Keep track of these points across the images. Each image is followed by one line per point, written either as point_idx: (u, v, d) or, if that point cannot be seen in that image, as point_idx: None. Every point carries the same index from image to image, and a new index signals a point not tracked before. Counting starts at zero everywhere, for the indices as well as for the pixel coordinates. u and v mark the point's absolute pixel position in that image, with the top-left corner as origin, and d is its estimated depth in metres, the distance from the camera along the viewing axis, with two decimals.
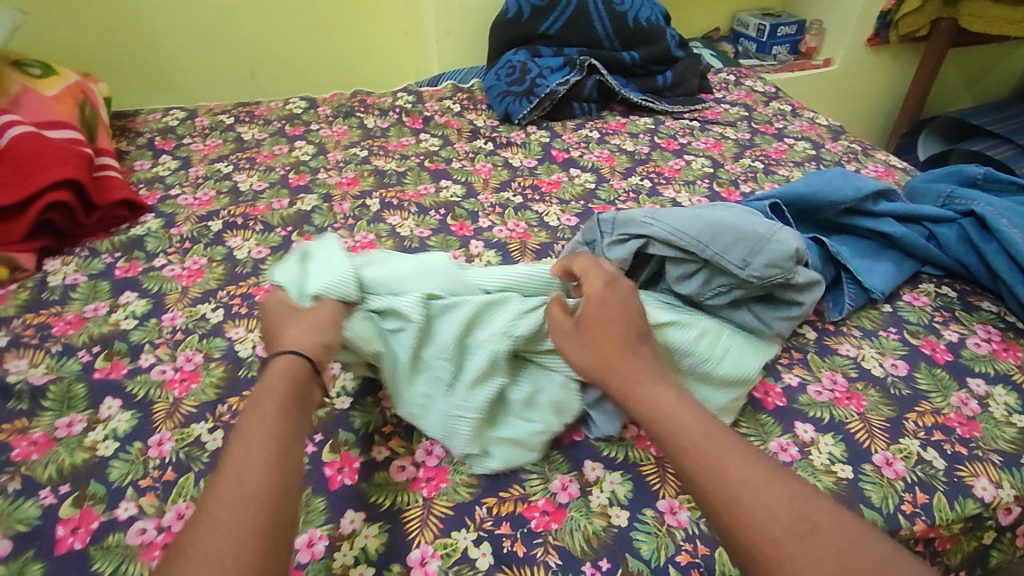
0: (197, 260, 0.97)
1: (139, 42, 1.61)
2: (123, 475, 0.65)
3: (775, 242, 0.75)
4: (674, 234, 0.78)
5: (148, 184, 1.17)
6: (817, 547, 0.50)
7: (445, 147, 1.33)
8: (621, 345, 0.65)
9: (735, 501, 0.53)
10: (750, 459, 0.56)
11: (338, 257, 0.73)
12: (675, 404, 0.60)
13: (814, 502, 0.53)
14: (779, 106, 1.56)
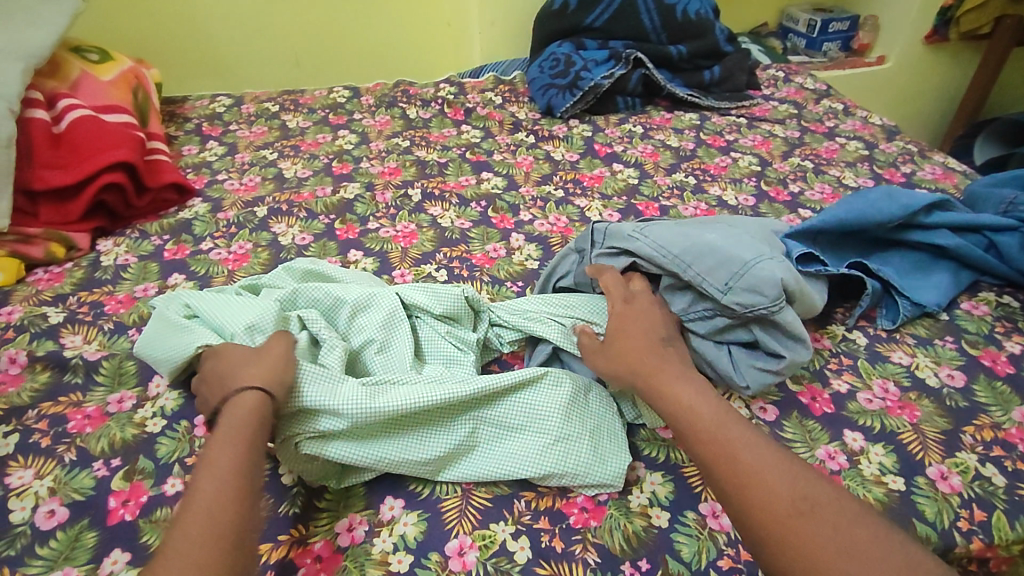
0: (243, 245, 0.99)
1: (190, 30, 1.65)
2: (170, 452, 0.67)
3: (759, 268, 0.71)
4: (660, 251, 0.76)
5: (195, 169, 1.20)
6: (822, 528, 0.51)
7: (487, 139, 1.33)
8: (648, 351, 0.67)
9: (745, 484, 0.55)
10: (762, 445, 0.57)
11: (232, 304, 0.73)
12: (693, 395, 0.62)
13: (821, 486, 0.55)
14: (830, 104, 1.51)
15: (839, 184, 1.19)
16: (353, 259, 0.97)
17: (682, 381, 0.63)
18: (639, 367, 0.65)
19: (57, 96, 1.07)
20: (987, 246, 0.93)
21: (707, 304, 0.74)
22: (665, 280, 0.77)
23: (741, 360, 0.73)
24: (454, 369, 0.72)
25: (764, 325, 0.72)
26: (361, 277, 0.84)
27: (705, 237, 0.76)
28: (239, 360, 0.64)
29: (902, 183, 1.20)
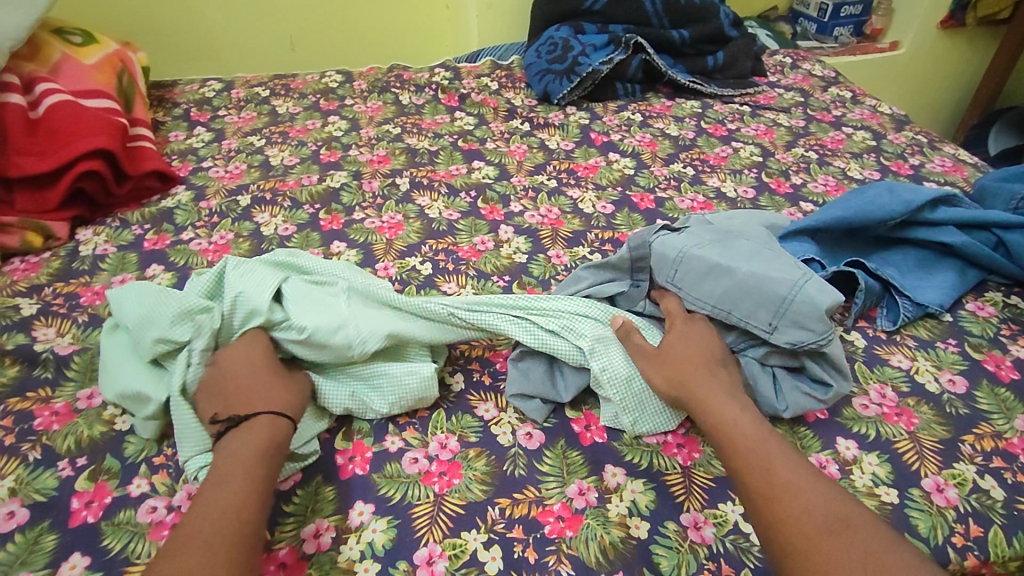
0: (224, 235, 0.97)
1: (181, 13, 1.61)
2: (138, 451, 0.65)
3: (801, 302, 0.67)
4: (697, 303, 0.73)
5: (181, 155, 1.17)
6: (851, 546, 0.49)
7: (480, 126, 1.29)
8: (699, 363, 0.66)
9: (777, 496, 0.53)
10: (799, 464, 0.56)
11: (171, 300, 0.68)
12: (735, 411, 0.61)
13: (854, 508, 0.52)
14: (838, 92, 1.45)
15: (843, 176, 1.15)
16: (335, 251, 0.94)
17: (726, 395, 0.62)
18: (685, 377, 0.64)
19: (35, 80, 1.04)
20: (995, 244, 0.88)
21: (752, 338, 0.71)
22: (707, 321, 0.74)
23: (785, 384, 0.70)
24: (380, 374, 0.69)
25: (812, 353, 0.70)
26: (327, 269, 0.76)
27: (737, 272, 0.71)
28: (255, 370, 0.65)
29: (910, 176, 1.16)
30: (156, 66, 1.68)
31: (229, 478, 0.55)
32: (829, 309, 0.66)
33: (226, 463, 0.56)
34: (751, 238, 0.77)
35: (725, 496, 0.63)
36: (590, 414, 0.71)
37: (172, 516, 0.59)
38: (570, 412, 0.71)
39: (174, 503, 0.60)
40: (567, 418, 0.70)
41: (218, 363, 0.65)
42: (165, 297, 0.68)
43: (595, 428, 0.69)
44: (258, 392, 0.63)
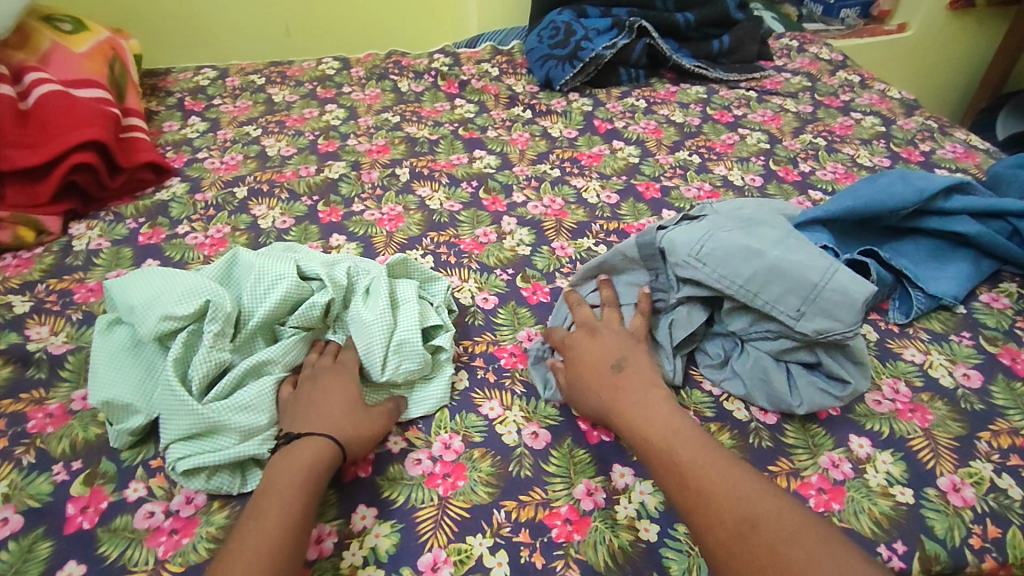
0: (221, 229, 0.95)
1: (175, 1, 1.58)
2: (135, 453, 0.63)
3: (833, 290, 0.65)
4: (723, 280, 0.69)
5: (175, 146, 1.14)
6: (764, 548, 0.49)
7: (481, 114, 1.26)
8: (605, 373, 0.66)
9: (693, 510, 0.53)
10: (717, 471, 0.55)
11: (172, 284, 0.68)
12: (655, 417, 0.61)
13: (767, 502, 0.52)
14: (846, 77, 1.43)
15: (853, 163, 1.13)
16: (335, 244, 0.93)
17: (641, 404, 0.62)
18: (597, 392, 0.65)
19: (25, 69, 1.01)
20: (1010, 233, 0.86)
21: (771, 326, 0.69)
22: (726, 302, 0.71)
23: (800, 380, 0.68)
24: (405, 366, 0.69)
25: (831, 348, 0.67)
26: (381, 286, 0.73)
27: (768, 253, 0.68)
28: (342, 392, 0.65)
29: (921, 163, 1.13)
30: (150, 55, 1.65)
31: (268, 503, 0.54)
32: (862, 300, 0.64)
33: (269, 484, 0.56)
34: (776, 224, 0.74)
35: None
36: None
37: (171, 521, 0.58)
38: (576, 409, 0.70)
39: (172, 508, 0.59)
40: (573, 416, 0.70)
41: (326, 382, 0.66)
42: (177, 281, 0.68)
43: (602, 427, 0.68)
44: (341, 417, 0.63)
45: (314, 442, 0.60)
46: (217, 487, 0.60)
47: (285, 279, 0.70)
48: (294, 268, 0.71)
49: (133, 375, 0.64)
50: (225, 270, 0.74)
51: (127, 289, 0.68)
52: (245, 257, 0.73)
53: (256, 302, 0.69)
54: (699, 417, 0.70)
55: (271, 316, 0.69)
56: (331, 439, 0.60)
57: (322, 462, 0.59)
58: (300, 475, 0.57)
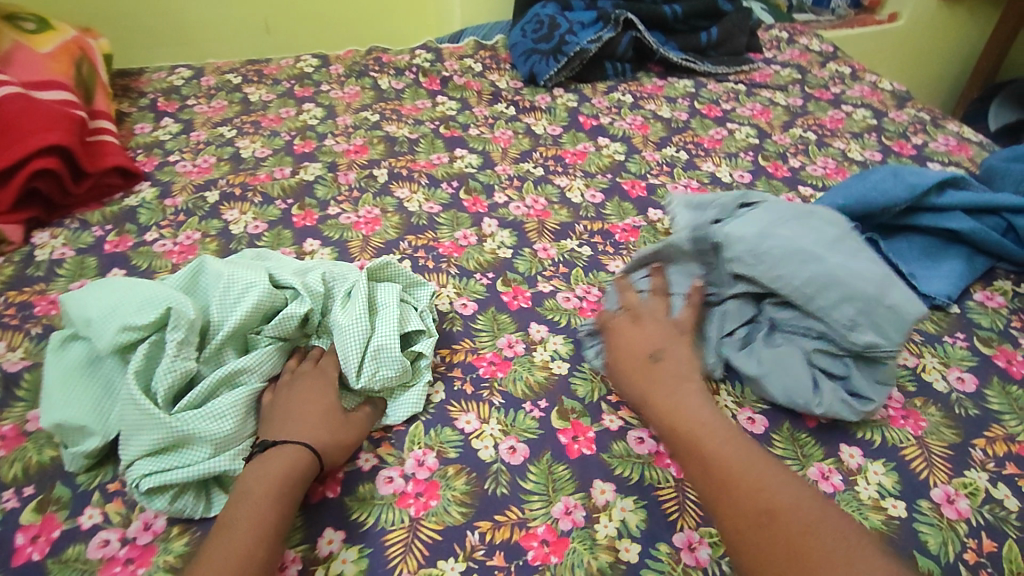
0: (191, 235, 0.92)
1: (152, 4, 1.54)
2: (91, 477, 0.60)
3: (888, 304, 0.66)
4: (780, 280, 0.69)
5: (146, 149, 1.11)
6: (786, 535, 0.49)
7: (464, 111, 1.23)
8: (643, 362, 0.65)
9: (717, 497, 0.53)
10: (744, 459, 0.54)
11: (133, 296, 0.65)
12: (688, 406, 0.60)
13: (791, 492, 0.52)
14: (837, 68, 1.40)
15: (843, 158, 1.10)
16: (309, 249, 0.89)
17: (675, 393, 0.62)
18: (636, 379, 0.65)
19: None
20: (1005, 229, 0.84)
21: (814, 324, 0.68)
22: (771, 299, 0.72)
23: (825, 384, 0.66)
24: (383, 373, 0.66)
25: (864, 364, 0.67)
26: (360, 291, 0.71)
27: (828, 261, 0.69)
28: (319, 400, 0.64)
29: (913, 156, 1.11)
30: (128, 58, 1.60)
31: (243, 513, 0.54)
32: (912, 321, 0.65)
33: (241, 496, 0.55)
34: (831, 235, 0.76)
35: None
36: (577, 424, 0.68)
37: (126, 550, 0.55)
38: (557, 421, 0.68)
39: (128, 535, 0.56)
40: (553, 429, 0.68)
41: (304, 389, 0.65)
42: (139, 292, 0.65)
43: (583, 439, 0.66)
44: (316, 426, 0.61)
45: (286, 453, 0.58)
46: (179, 509, 0.57)
47: (257, 287, 0.67)
48: (266, 277, 0.68)
49: (89, 396, 0.62)
50: (190, 278, 0.70)
51: (84, 303, 0.65)
52: (211, 265, 0.70)
53: (224, 312, 0.66)
54: None
55: (243, 326, 0.65)
56: (303, 447, 0.59)
57: (301, 473, 0.58)
58: (273, 486, 0.56)
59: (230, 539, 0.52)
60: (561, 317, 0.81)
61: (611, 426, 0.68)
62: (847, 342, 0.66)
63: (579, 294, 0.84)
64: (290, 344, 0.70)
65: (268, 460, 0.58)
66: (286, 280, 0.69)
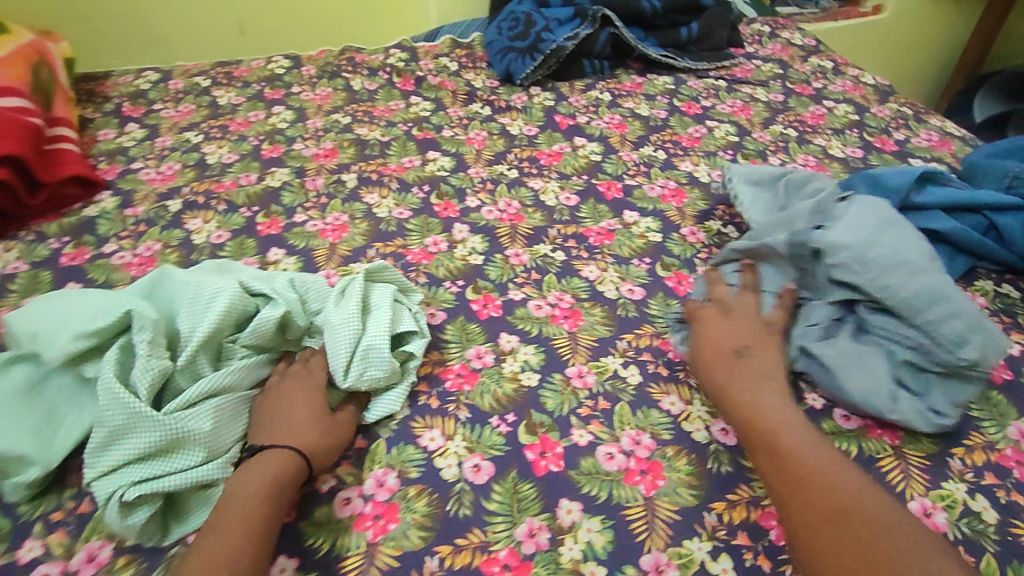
0: (151, 246, 0.89)
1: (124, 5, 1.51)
2: (33, 506, 0.58)
3: (988, 327, 0.66)
4: (883, 290, 0.68)
5: (109, 156, 1.08)
6: (853, 538, 0.50)
7: (438, 112, 1.20)
8: (729, 360, 0.66)
9: (789, 492, 0.55)
10: (822, 462, 0.56)
11: (91, 307, 0.63)
12: (770, 405, 0.61)
13: (862, 496, 0.53)
14: (819, 63, 1.38)
15: (824, 155, 1.08)
16: (273, 259, 0.87)
17: (759, 391, 0.63)
18: (721, 376, 0.65)
19: None
20: (987, 228, 0.82)
21: (911, 334, 0.67)
22: (863, 305, 0.70)
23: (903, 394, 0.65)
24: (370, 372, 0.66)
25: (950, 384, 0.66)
26: (354, 291, 0.71)
27: (933, 276, 0.69)
28: (305, 403, 0.64)
29: (895, 152, 1.09)
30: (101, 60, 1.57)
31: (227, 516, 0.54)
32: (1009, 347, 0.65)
33: (230, 499, 0.56)
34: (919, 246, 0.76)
35: (691, 530, 0.58)
36: (546, 439, 0.66)
37: None
38: (524, 436, 0.66)
39: (70, 568, 0.54)
40: (520, 444, 0.65)
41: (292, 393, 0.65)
42: (100, 304, 0.63)
43: (550, 455, 0.64)
44: (302, 430, 0.61)
45: (274, 457, 0.59)
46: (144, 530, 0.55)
47: (230, 292, 0.66)
48: (235, 284, 0.68)
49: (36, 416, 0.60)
50: (150, 287, 0.68)
51: (34, 316, 0.63)
52: (174, 273, 0.69)
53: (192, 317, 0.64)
54: (655, 441, 0.65)
55: (215, 334, 0.64)
56: (292, 451, 0.59)
57: (290, 477, 0.58)
58: (261, 489, 0.56)
59: (216, 540, 0.52)
60: (532, 326, 0.78)
61: (580, 441, 0.65)
62: (944, 356, 0.65)
63: (551, 301, 0.81)
64: (271, 351, 0.70)
65: (254, 465, 0.58)
66: (257, 287, 0.69)
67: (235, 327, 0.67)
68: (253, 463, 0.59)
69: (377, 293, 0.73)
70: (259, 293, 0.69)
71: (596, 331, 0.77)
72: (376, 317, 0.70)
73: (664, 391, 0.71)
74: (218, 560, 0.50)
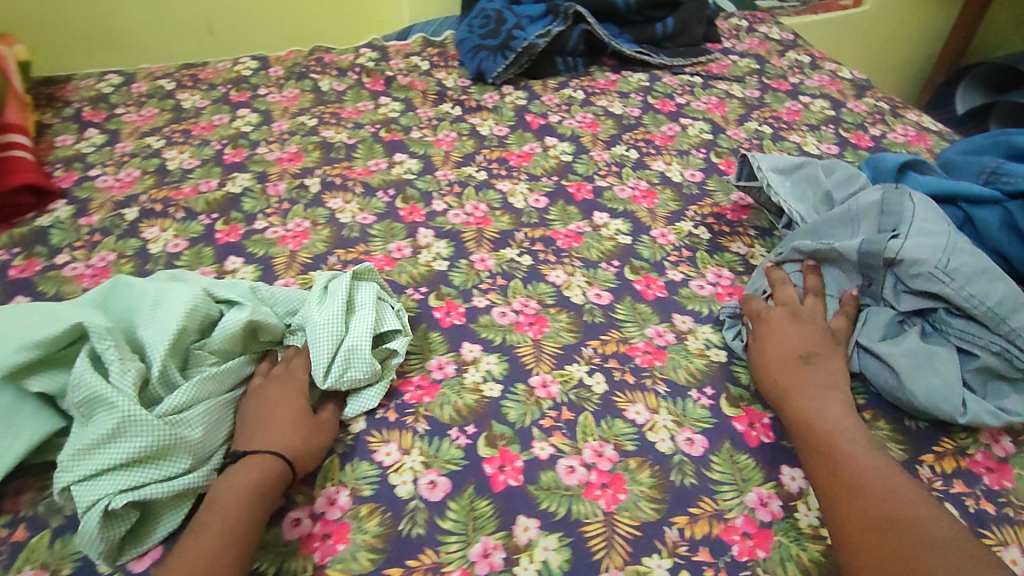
0: (105, 257, 0.86)
1: (92, 8, 1.49)
2: None
3: None
4: (970, 298, 0.67)
5: (66, 163, 1.04)
6: (898, 545, 0.50)
7: (407, 112, 1.17)
8: (788, 366, 0.66)
9: (840, 497, 0.55)
10: (881, 472, 0.55)
11: (50, 317, 0.61)
12: (825, 412, 0.61)
13: (916, 509, 0.52)
14: (797, 57, 1.36)
15: (799, 152, 1.06)
16: (230, 268, 0.84)
17: (819, 397, 0.63)
18: (780, 381, 0.65)
19: None
20: (962, 222, 0.80)
21: (993, 340, 0.66)
22: (938, 308, 0.69)
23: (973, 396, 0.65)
24: (349, 372, 0.66)
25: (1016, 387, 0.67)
26: (338, 290, 0.71)
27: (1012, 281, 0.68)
28: (289, 406, 0.63)
29: (871, 148, 1.07)
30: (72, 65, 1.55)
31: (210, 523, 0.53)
32: None
33: (213, 502, 0.55)
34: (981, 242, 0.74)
35: (651, 547, 0.56)
36: (505, 453, 0.63)
37: None
38: (483, 449, 0.64)
39: None
40: (479, 457, 0.63)
41: (278, 396, 0.64)
42: (62, 314, 0.62)
43: (509, 470, 0.62)
44: (284, 433, 0.61)
45: (257, 462, 0.58)
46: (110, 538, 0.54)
47: (197, 298, 0.66)
48: (199, 290, 0.67)
49: None
50: (102, 296, 0.66)
51: None
52: (132, 281, 0.67)
53: (160, 322, 0.63)
54: (619, 453, 0.63)
55: (181, 341, 0.64)
56: (275, 455, 0.58)
57: (276, 480, 0.57)
58: (244, 493, 0.55)
59: (197, 544, 0.51)
60: (495, 334, 0.75)
61: (541, 454, 0.63)
62: None
63: (516, 307, 0.79)
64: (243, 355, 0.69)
65: (239, 469, 0.57)
66: (217, 291, 0.68)
67: (199, 333, 0.66)
68: (238, 467, 0.58)
69: (360, 291, 0.72)
70: (224, 298, 0.68)
71: (561, 338, 0.75)
72: (358, 317, 0.69)
73: (629, 399, 0.68)
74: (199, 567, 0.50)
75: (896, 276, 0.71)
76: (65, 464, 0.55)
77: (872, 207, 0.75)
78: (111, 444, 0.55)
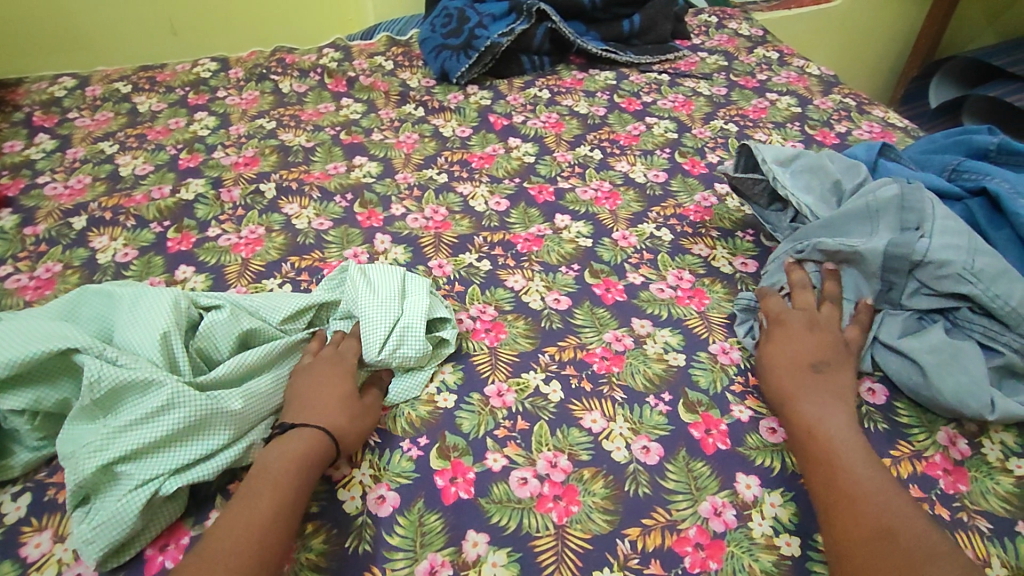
0: (51, 267, 0.83)
1: (51, 9, 1.45)
2: None
3: None
4: (995, 298, 0.67)
5: (13, 170, 1.01)
6: (888, 555, 0.50)
7: (369, 114, 1.15)
8: (796, 368, 0.66)
9: (836, 503, 0.55)
10: (880, 482, 0.55)
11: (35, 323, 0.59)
12: (829, 418, 0.61)
13: (911, 522, 0.52)
14: (765, 54, 1.35)
15: None
16: (180, 277, 0.82)
17: (824, 401, 0.62)
18: (784, 385, 0.65)
19: None
20: None
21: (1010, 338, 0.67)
22: (961, 307, 0.70)
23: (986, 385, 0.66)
24: (404, 348, 0.68)
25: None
26: (391, 278, 0.74)
27: None
28: (337, 388, 0.63)
29: (835, 145, 1.07)
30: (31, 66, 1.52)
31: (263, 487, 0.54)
32: None
33: (255, 479, 0.55)
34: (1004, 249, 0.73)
35: (602, 560, 0.55)
36: (458, 464, 0.62)
37: None
38: (435, 461, 0.62)
39: None
40: (431, 469, 0.62)
41: (331, 379, 0.64)
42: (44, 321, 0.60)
43: (461, 481, 0.61)
44: (333, 413, 0.61)
45: (309, 435, 0.58)
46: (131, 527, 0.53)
47: (182, 300, 0.64)
48: (180, 292, 0.66)
49: None
50: (70, 306, 0.64)
51: None
52: (106, 287, 0.65)
53: (146, 321, 0.62)
54: (573, 463, 0.62)
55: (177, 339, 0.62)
56: (326, 432, 0.59)
57: (323, 457, 0.58)
58: (295, 463, 0.56)
59: (253, 509, 0.52)
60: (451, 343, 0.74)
61: (493, 466, 0.62)
62: None
63: (473, 314, 0.77)
64: None
65: (292, 439, 0.58)
66: (196, 295, 0.67)
67: None
68: (292, 436, 0.58)
69: (414, 279, 0.75)
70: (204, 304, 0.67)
71: (518, 345, 0.73)
72: (413, 300, 0.72)
73: (585, 407, 0.67)
74: (254, 531, 0.51)
75: (918, 281, 0.71)
76: (97, 444, 0.54)
77: (893, 201, 0.73)
78: (134, 433, 0.55)
